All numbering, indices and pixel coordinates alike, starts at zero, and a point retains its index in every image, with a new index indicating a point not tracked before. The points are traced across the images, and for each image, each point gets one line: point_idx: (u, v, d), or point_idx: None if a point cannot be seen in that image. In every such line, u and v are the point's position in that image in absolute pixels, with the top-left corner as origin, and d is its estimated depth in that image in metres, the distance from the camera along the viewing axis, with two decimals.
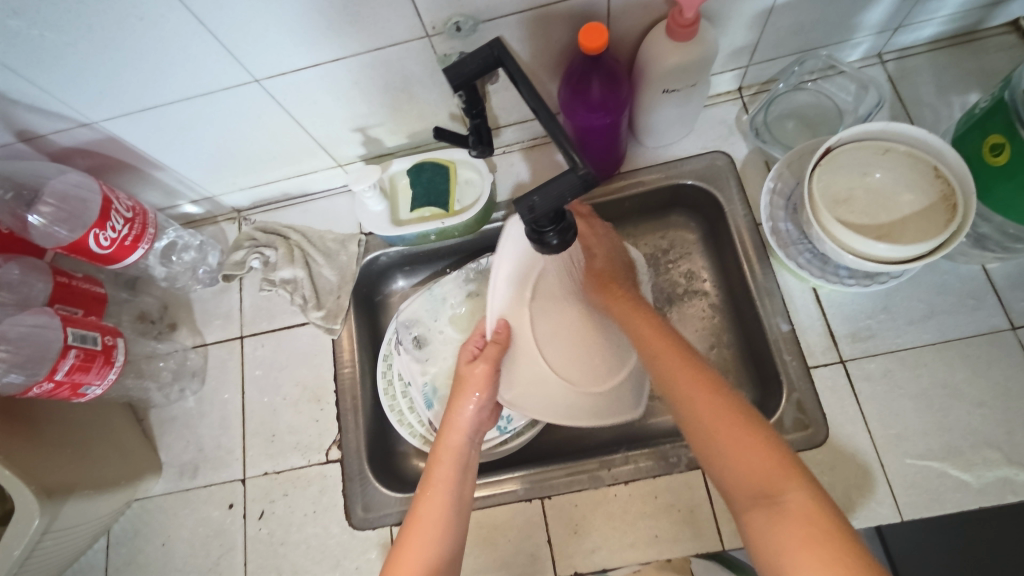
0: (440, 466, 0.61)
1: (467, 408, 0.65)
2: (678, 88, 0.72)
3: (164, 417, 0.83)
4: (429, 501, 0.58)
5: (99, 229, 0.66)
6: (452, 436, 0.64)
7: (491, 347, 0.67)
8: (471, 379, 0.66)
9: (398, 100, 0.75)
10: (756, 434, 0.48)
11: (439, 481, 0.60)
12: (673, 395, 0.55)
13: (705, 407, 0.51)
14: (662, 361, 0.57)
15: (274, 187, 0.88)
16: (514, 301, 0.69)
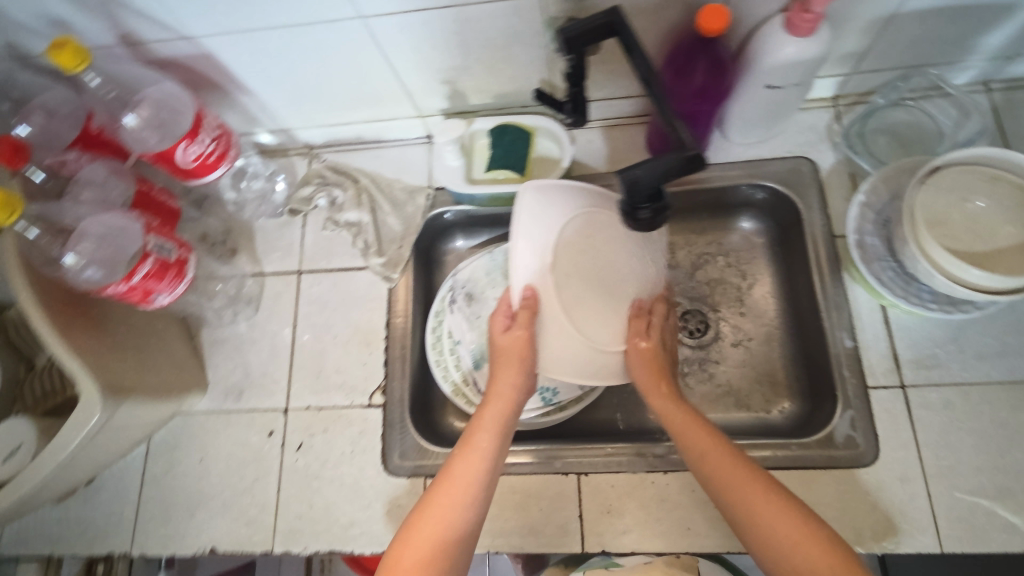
0: (481, 433, 0.61)
1: (513, 377, 0.63)
2: (781, 85, 0.70)
3: (214, 337, 0.84)
4: (465, 464, 0.58)
5: (187, 142, 0.66)
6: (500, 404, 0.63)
7: (523, 316, 0.61)
8: (511, 349, 0.63)
9: (494, 58, 0.74)
10: (810, 529, 0.50)
11: (478, 449, 0.60)
12: (720, 490, 0.56)
13: (757, 502, 0.53)
14: (706, 454, 0.58)
15: (351, 129, 0.88)
16: (544, 263, 0.61)
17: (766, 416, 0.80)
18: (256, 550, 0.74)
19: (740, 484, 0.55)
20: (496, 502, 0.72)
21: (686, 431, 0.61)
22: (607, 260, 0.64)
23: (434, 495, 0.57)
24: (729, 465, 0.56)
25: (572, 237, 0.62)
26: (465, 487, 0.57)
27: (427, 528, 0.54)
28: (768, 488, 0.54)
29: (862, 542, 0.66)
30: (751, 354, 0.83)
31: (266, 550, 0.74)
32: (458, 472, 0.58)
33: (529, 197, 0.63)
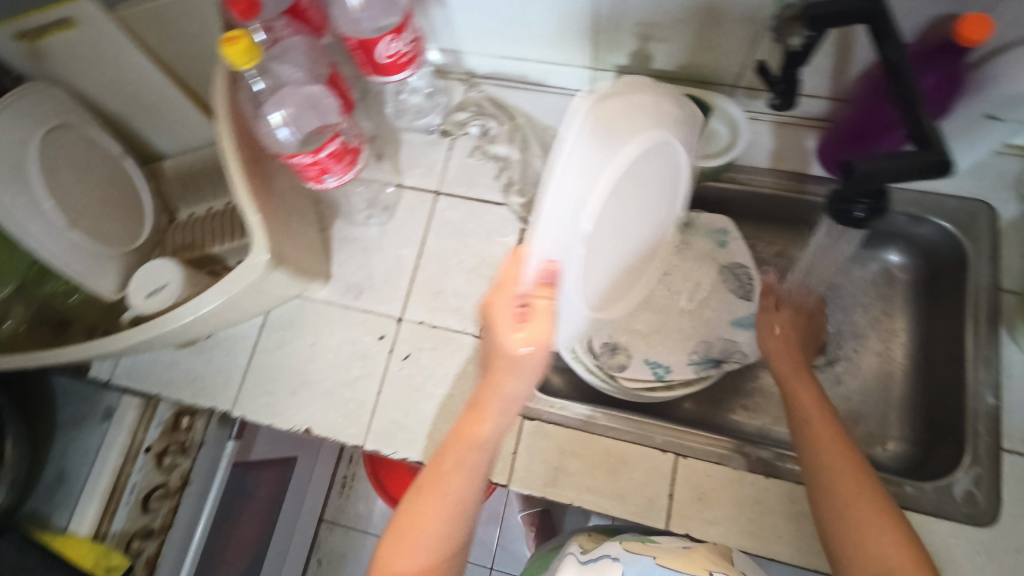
0: (471, 450, 0.58)
1: (508, 386, 0.58)
2: (1006, 120, 0.65)
3: (344, 234, 0.85)
4: (456, 485, 0.58)
5: (391, 37, 0.66)
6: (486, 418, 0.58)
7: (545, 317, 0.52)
8: (509, 322, 0.52)
9: (702, 22, 0.71)
10: (892, 523, 0.56)
11: (467, 474, 0.58)
12: (815, 462, 0.62)
13: (849, 486, 0.59)
14: (814, 428, 0.64)
15: (519, 65, 0.86)
16: (577, 231, 0.48)
17: (867, 452, 0.78)
18: (348, 441, 0.77)
19: (839, 477, 0.60)
20: (589, 459, 0.72)
21: (805, 407, 0.66)
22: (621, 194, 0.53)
23: (419, 517, 0.57)
24: (841, 454, 0.61)
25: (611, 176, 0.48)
26: (456, 509, 0.58)
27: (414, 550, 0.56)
28: (869, 492, 0.58)
29: None
30: (864, 385, 0.81)
31: (358, 443, 0.77)
32: (446, 497, 0.57)
33: (580, 121, 0.45)
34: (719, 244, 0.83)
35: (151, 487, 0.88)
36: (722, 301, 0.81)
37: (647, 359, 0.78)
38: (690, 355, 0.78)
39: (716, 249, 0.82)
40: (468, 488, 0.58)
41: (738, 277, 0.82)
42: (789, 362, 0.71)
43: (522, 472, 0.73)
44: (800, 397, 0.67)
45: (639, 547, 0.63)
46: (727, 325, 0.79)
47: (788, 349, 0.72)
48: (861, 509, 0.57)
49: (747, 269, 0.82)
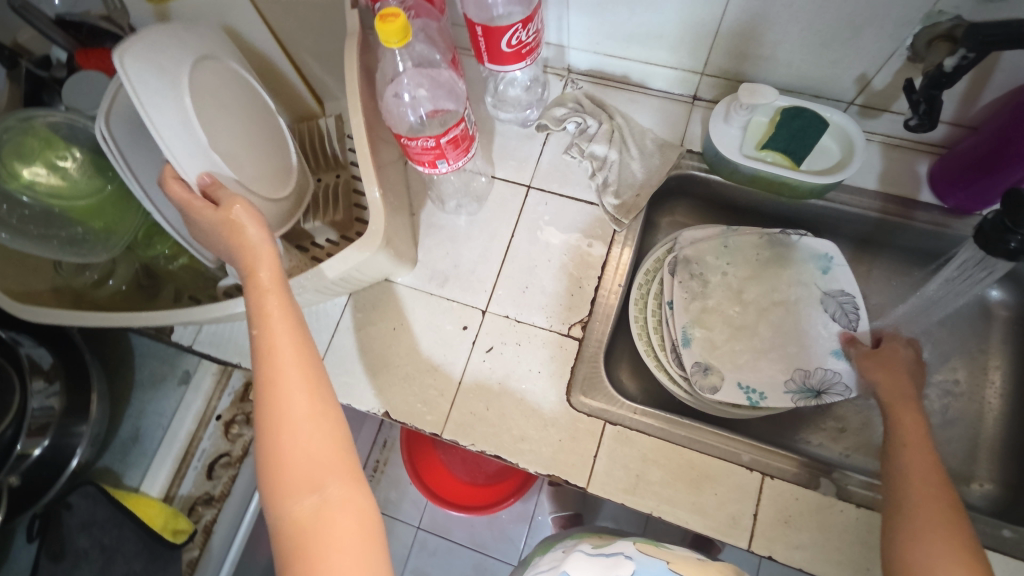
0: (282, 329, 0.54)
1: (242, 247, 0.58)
2: None
3: (432, 221, 0.85)
4: (285, 357, 0.53)
5: (521, 27, 0.66)
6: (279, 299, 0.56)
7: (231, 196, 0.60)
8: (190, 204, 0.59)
9: (833, 37, 0.69)
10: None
11: (298, 371, 0.53)
12: (902, 499, 0.58)
13: (930, 528, 0.54)
14: (909, 465, 0.59)
15: (623, 65, 0.86)
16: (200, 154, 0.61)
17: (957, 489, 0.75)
18: (425, 428, 0.76)
19: (923, 506, 0.56)
20: (672, 471, 0.71)
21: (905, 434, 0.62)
22: (232, 110, 0.68)
23: (273, 431, 0.51)
24: (931, 482, 0.58)
25: (235, 124, 0.68)
26: (316, 422, 0.52)
27: (280, 451, 0.50)
28: (953, 524, 0.54)
29: None
30: (954, 423, 0.78)
31: (435, 431, 0.76)
32: (284, 401, 0.52)
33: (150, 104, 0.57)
34: (823, 270, 0.81)
35: (218, 454, 0.87)
36: (820, 326, 0.79)
37: (742, 385, 0.76)
38: (788, 385, 0.76)
39: (820, 275, 0.80)
40: (321, 407, 0.52)
41: (841, 306, 0.78)
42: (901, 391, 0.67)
43: (603, 477, 0.72)
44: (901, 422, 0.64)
45: (652, 550, 0.62)
46: (827, 354, 0.77)
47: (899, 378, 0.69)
48: (939, 538, 0.53)
49: (852, 297, 0.79)
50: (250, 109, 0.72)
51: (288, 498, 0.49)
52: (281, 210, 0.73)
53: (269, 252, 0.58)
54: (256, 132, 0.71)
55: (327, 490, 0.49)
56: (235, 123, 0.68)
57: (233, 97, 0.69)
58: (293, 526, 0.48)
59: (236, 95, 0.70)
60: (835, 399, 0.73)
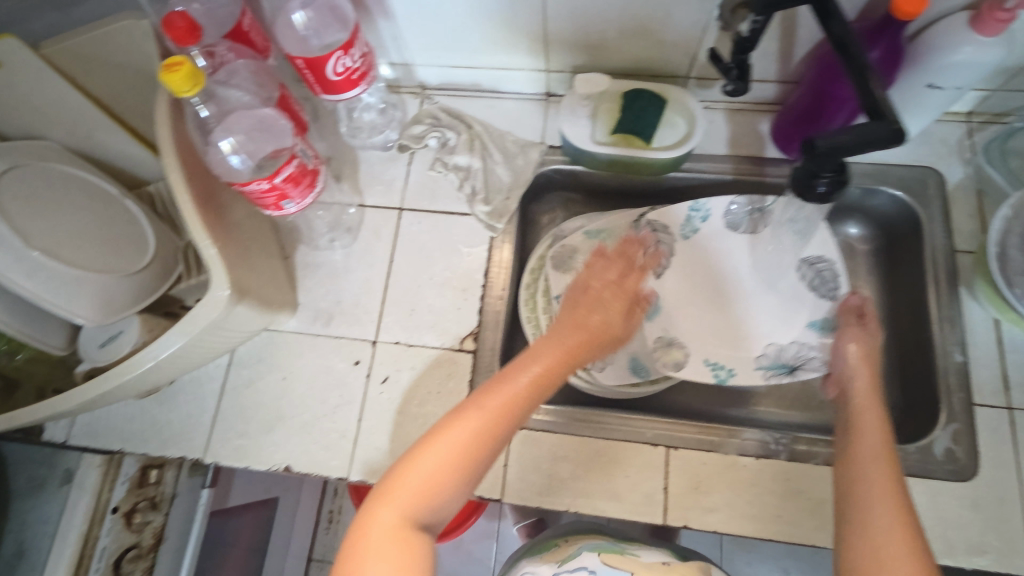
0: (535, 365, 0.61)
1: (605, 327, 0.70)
2: (946, 86, 0.67)
3: (308, 260, 0.82)
4: (503, 395, 0.57)
5: (342, 54, 0.64)
6: (559, 348, 0.64)
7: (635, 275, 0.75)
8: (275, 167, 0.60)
9: (651, 16, 0.71)
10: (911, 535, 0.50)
11: (477, 412, 0.55)
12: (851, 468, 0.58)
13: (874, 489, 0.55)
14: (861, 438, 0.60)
15: (471, 73, 0.87)
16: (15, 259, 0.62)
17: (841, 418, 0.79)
18: (331, 474, 0.73)
19: (869, 473, 0.57)
20: (581, 463, 0.71)
21: (866, 454, 0.58)
22: (58, 209, 0.67)
23: (428, 454, 0.52)
24: (889, 482, 0.55)
25: (68, 217, 0.68)
26: (451, 476, 0.52)
27: (412, 475, 0.51)
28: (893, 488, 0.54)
29: (953, 554, 0.65)
30: None
31: (341, 476, 0.73)
32: (454, 435, 0.53)
33: None
34: (801, 237, 0.78)
35: (123, 549, 0.82)
36: (797, 296, 0.78)
37: (709, 362, 0.76)
38: (760, 361, 0.76)
39: (797, 242, 0.78)
40: (467, 472, 0.53)
41: (819, 273, 0.78)
42: (870, 392, 0.65)
43: (517, 484, 0.71)
44: (864, 438, 0.60)
45: (615, 560, 0.63)
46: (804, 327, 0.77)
47: (868, 371, 0.67)
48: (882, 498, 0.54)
49: (831, 263, 0.77)
50: (83, 200, 0.70)
51: (397, 508, 0.49)
52: (139, 285, 0.71)
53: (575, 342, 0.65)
54: (98, 217, 0.70)
55: (424, 540, 0.49)
56: (65, 219, 0.67)
57: (58, 195, 0.68)
58: (387, 533, 0.47)
59: (68, 188, 0.70)
60: (809, 374, 0.74)
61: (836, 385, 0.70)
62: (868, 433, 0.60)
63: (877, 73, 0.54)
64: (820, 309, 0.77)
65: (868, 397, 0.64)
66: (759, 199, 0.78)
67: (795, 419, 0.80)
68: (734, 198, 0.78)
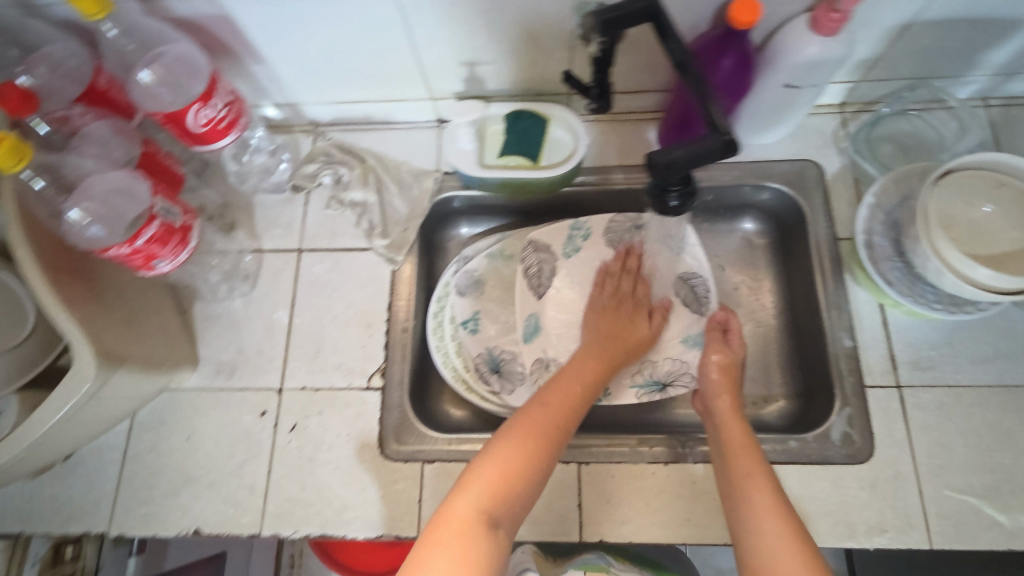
0: (584, 368, 0.71)
1: (641, 331, 0.78)
2: (801, 84, 0.69)
3: (207, 313, 0.81)
4: (557, 393, 0.67)
5: (201, 105, 0.63)
6: (601, 352, 0.74)
7: (641, 286, 0.82)
8: (136, 230, 0.59)
9: (519, 41, 0.71)
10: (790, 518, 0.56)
11: (544, 415, 0.63)
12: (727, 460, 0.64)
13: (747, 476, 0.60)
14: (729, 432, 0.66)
15: (360, 107, 0.85)
16: None
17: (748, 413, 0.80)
18: (243, 531, 0.71)
19: (738, 462, 0.62)
20: None
21: (742, 474, 0.61)
22: None
23: (499, 448, 0.59)
24: (758, 469, 0.61)
25: None
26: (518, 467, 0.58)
27: (483, 468, 0.57)
28: (762, 473, 0.60)
29: (855, 536, 0.67)
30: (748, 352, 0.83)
31: (254, 532, 0.72)
32: (523, 431, 0.61)
33: None
34: (676, 252, 0.84)
35: None
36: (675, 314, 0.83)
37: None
38: (634, 379, 0.79)
39: (674, 258, 0.84)
40: (531, 465, 0.59)
41: (694, 289, 0.83)
42: (726, 390, 0.72)
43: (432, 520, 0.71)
44: (737, 458, 0.63)
45: None
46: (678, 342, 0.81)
47: (726, 375, 0.73)
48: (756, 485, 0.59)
49: (704, 281, 0.83)
50: None
51: (470, 497, 0.55)
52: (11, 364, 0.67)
53: (622, 343, 0.75)
54: None
55: (493, 526, 0.54)
56: None
57: None
58: (458, 517, 0.53)
59: None
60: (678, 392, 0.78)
61: (703, 404, 0.74)
62: (738, 451, 0.63)
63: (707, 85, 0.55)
64: (694, 325, 0.82)
65: (730, 419, 0.68)
66: (637, 216, 0.84)
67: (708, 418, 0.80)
68: (613, 216, 0.85)
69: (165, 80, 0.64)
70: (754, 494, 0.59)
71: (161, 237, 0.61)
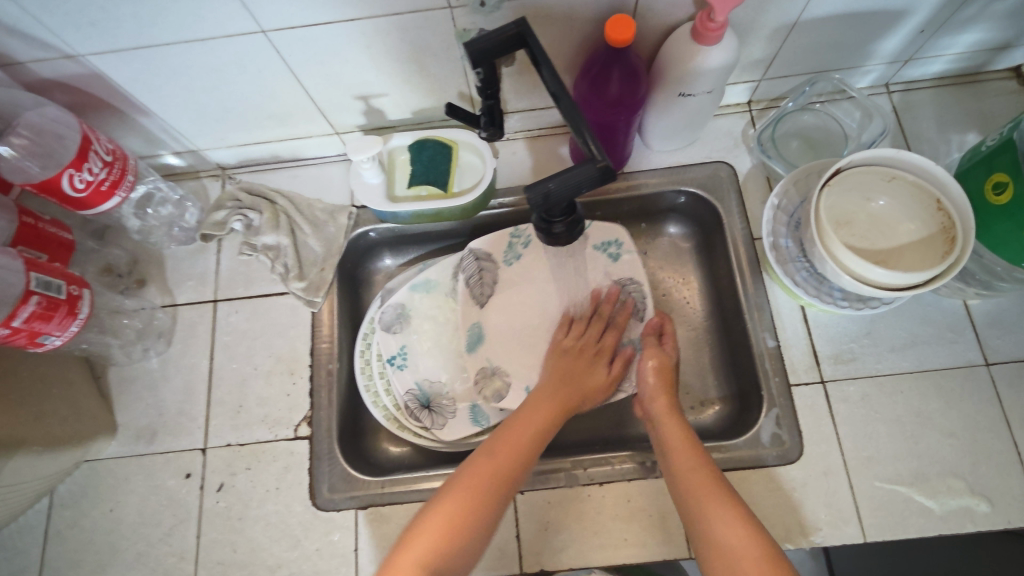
0: (538, 412, 0.68)
1: (602, 373, 0.73)
2: (695, 93, 0.69)
3: (123, 376, 0.78)
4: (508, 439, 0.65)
5: (74, 169, 0.61)
6: (559, 397, 0.70)
7: (609, 333, 0.76)
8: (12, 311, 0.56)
9: (410, 71, 0.70)
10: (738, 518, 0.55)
11: (496, 457, 0.62)
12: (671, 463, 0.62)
13: (694, 479, 0.59)
14: (670, 432, 0.65)
15: (265, 148, 0.83)
16: None
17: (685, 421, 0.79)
18: None
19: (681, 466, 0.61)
20: None
21: (692, 477, 0.60)
22: None
23: (451, 491, 0.59)
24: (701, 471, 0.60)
25: None
26: (464, 521, 0.58)
27: (431, 524, 0.57)
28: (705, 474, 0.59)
29: (791, 538, 0.67)
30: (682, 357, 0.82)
31: None
32: (472, 479, 0.60)
33: None
34: (613, 258, 0.80)
35: None
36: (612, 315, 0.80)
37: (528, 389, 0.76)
38: None
39: (608, 263, 0.80)
40: (483, 507, 0.59)
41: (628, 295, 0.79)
42: (659, 388, 0.70)
43: (369, 568, 0.69)
44: (680, 458, 0.62)
45: None
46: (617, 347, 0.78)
47: (658, 374, 0.72)
48: (709, 488, 0.58)
49: (640, 286, 0.79)
50: None
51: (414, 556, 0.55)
52: None
53: (575, 388, 0.71)
54: None
55: None
56: None
57: None
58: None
59: None
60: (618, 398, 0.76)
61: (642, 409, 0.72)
62: (684, 455, 0.62)
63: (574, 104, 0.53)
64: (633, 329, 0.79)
65: (669, 419, 0.67)
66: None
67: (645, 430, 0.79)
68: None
69: (35, 149, 0.61)
70: (709, 499, 0.57)
71: (48, 309, 0.59)
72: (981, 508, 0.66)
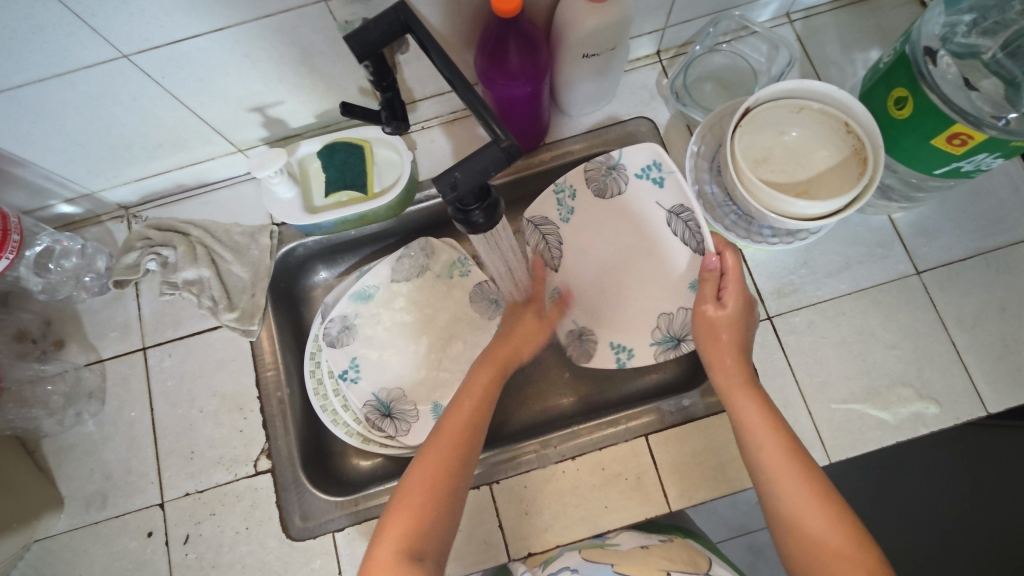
0: (483, 375, 0.66)
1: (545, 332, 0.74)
2: (598, 52, 0.67)
3: (59, 445, 0.73)
4: (454, 420, 0.61)
5: None
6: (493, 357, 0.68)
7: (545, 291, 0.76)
8: None
9: (302, 74, 0.66)
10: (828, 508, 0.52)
11: (455, 426, 0.60)
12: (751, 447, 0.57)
13: (780, 467, 0.55)
14: (745, 411, 0.59)
15: (166, 179, 0.77)
16: None
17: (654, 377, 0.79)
18: None
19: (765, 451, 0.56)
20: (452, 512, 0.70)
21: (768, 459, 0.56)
22: None
23: (416, 473, 0.57)
24: (787, 457, 0.55)
25: None
26: (434, 488, 0.56)
27: (401, 508, 0.55)
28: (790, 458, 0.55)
29: None
30: None
31: None
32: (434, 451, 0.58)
33: None
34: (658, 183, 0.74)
35: None
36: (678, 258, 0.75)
37: (613, 344, 0.76)
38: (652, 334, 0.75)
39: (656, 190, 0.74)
40: (449, 483, 0.57)
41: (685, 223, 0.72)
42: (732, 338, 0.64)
43: None
44: (756, 436, 0.57)
45: (596, 556, 0.63)
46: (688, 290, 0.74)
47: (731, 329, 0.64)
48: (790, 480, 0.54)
49: (693, 211, 0.71)
50: None
51: (392, 543, 0.53)
52: None
53: (514, 343, 0.70)
54: None
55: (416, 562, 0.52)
56: None
57: None
58: (382, 570, 0.51)
59: None
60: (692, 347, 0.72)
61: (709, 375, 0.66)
62: (760, 432, 0.57)
63: (466, 89, 0.50)
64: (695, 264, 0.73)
65: (741, 394, 0.61)
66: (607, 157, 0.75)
67: (615, 395, 0.79)
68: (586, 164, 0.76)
69: None
70: (786, 476, 0.54)
71: None
72: (931, 411, 0.69)
